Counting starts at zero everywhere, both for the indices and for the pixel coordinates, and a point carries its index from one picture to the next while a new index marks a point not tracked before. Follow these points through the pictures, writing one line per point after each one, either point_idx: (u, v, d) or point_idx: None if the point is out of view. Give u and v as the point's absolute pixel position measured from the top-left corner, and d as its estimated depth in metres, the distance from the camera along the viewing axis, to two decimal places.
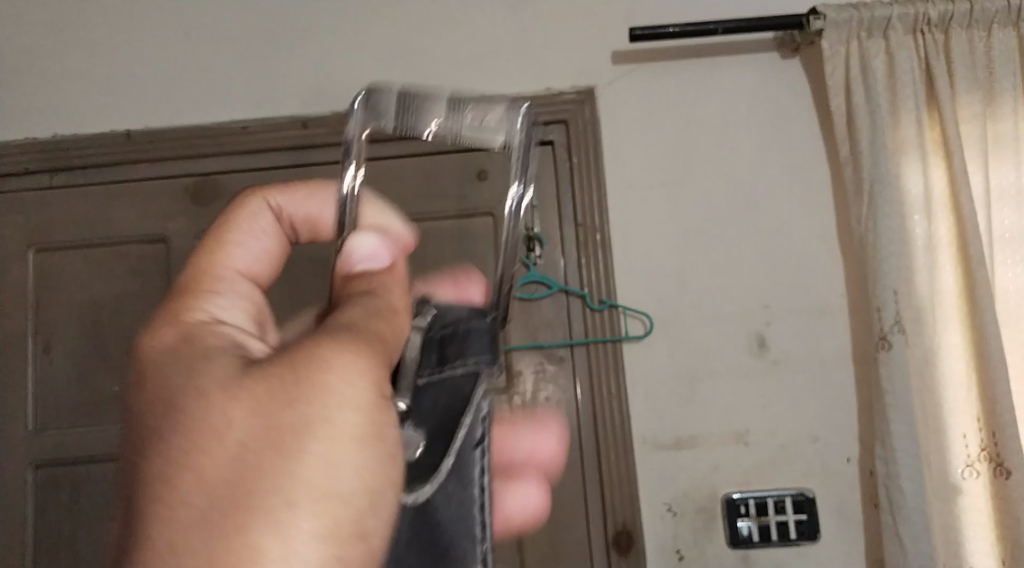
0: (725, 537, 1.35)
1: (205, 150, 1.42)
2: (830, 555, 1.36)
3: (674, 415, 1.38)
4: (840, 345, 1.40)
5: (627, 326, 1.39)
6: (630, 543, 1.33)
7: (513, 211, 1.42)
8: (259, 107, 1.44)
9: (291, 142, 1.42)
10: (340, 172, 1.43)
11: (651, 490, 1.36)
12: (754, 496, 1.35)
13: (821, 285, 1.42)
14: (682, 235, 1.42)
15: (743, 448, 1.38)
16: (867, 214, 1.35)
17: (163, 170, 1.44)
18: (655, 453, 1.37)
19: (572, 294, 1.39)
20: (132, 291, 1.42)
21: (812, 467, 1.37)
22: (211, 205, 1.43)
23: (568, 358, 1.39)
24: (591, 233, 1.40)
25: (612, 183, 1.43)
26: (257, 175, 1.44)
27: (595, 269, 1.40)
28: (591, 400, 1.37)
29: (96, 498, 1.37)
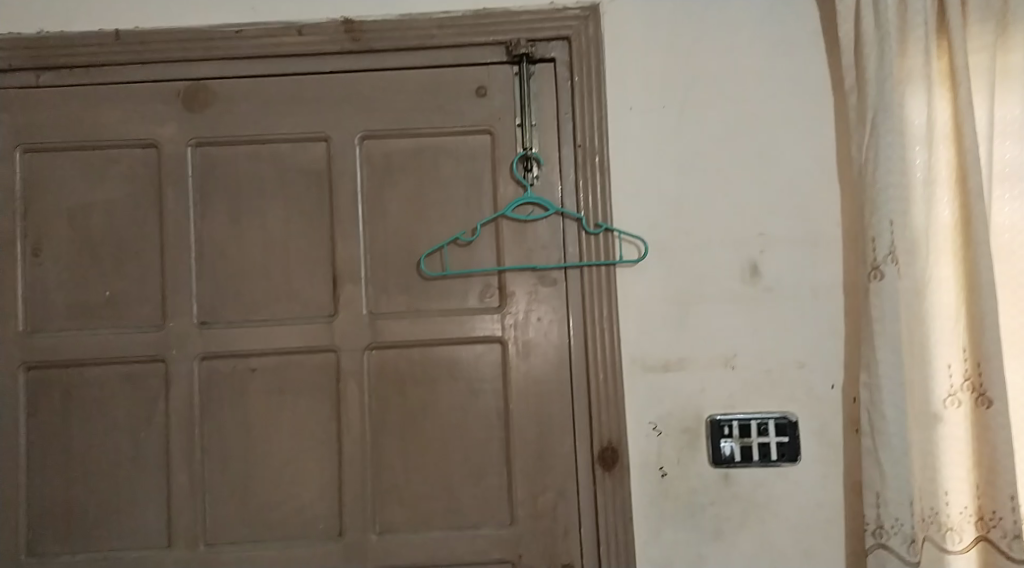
0: (707, 455, 1.39)
1: (197, 55, 1.38)
2: (809, 477, 1.39)
3: (665, 338, 1.40)
4: (832, 274, 1.41)
5: (621, 251, 1.39)
6: (615, 459, 1.36)
7: (511, 129, 1.39)
8: (252, 11, 1.39)
9: (285, 50, 1.38)
10: (336, 83, 1.39)
11: (637, 410, 1.39)
12: (738, 418, 1.39)
13: (817, 214, 1.41)
14: (682, 158, 1.41)
15: (730, 372, 1.40)
16: (868, 144, 1.35)
17: (153, 73, 1.40)
18: (644, 375, 1.39)
19: (568, 217, 1.38)
20: (124, 196, 1.39)
21: (796, 392, 1.40)
22: (203, 111, 1.39)
23: (561, 281, 1.38)
24: (590, 154, 1.39)
25: (614, 103, 1.41)
26: (250, 83, 1.39)
27: (592, 190, 1.39)
28: (582, 321, 1.38)
29: (89, 398, 1.37)
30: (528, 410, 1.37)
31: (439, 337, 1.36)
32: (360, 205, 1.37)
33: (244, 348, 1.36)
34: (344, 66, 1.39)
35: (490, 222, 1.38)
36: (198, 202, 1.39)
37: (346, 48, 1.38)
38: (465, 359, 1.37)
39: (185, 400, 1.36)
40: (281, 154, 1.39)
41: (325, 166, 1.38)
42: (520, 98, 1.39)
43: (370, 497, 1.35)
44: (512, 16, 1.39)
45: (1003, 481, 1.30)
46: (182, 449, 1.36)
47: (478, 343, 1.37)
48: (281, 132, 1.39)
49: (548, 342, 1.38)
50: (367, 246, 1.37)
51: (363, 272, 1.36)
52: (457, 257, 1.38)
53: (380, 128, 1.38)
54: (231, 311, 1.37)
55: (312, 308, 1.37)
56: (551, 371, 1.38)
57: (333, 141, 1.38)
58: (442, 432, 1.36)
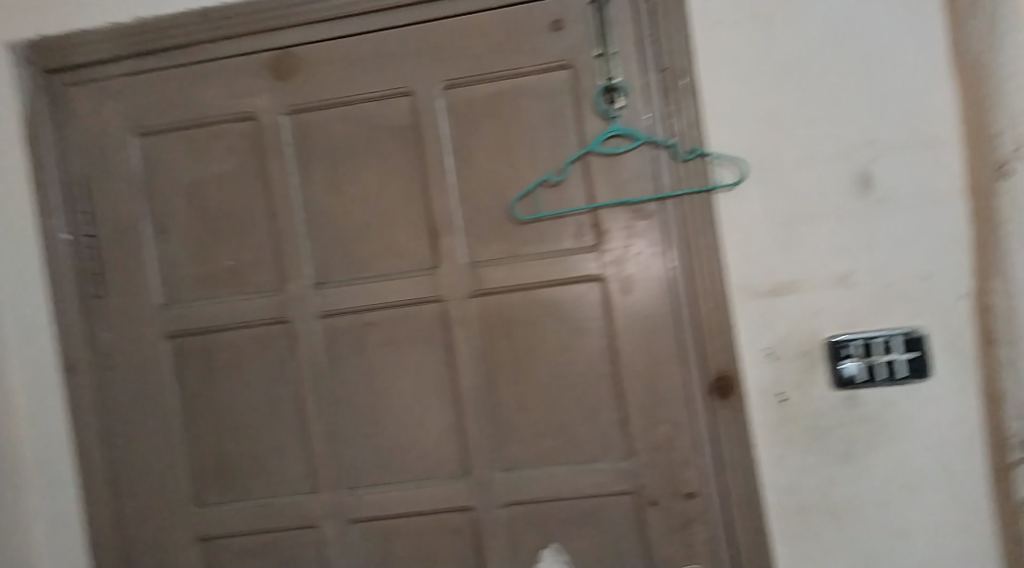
0: (828, 380, 1.34)
1: (280, 24, 1.41)
2: (940, 394, 1.32)
3: (774, 261, 1.34)
4: (954, 177, 1.29)
5: (719, 175, 1.33)
6: (729, 388, 1.34)
7: (592, 61, 1.34)
8: None
9: (361, 8, 1.38)
10: (412, 35, 1.38)
11: (750, 337, 1.35)
12: (861, 336, 1.32)
13: (934, 112, 1.29)
14: (779, 67, 1.31)
15: (847, 291, 1.33)
16: (993, 26, 1.21)
17: (242, 46, 1.44)
18: (752, 301, 1.34)
19: (660, 145, 1.33)
20: (231, 170, 1.46)
21: (923, 305, 1.31)
22: (291, 79, 1.43)
23: (657, 213, 1.34)
24: (679, 75, 1.32)
25: (699, 17, 1.32)
26: (331, 45, 1.41)
27: (684, 113, 1.32)
28: (684, 251, 1.34)
29: (227, 361, 1.48)
30: (636, 346, 1.37)
31: (539, 280, 1.36)
32: (449, 155, 1.38)
33: (356, 305, 1.42)
34: (419, 16, 1.38)
35: (579, 158, 1.35)
36: (299, 169, 1.44)
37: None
38: (567, 300, 1.37)
39: (310, 358, 1.45)
40: (369, 113, 1.41)
41: (411, 121, 1.39)
42: (598, 28, 1.34)
43: (488, 438, 1.41)
44: None
45: None
46: (314, 403, 1.45)
47: (578, 284, 1.37)
48: (365, 91, 1.40)
49: (650, 276, 1.35)
50: (460, 196, 1.38)
51: (458, 222, 1.38)
52: (548, 198, 1.36)
53: (460, 75, 1.37)
54: (340, 270, 1.43)
55: (414, 262, 1.40)
56: (656, 305, 1.36)
57: (416, 95, 1.38)
58: (550, 372, 1.38)
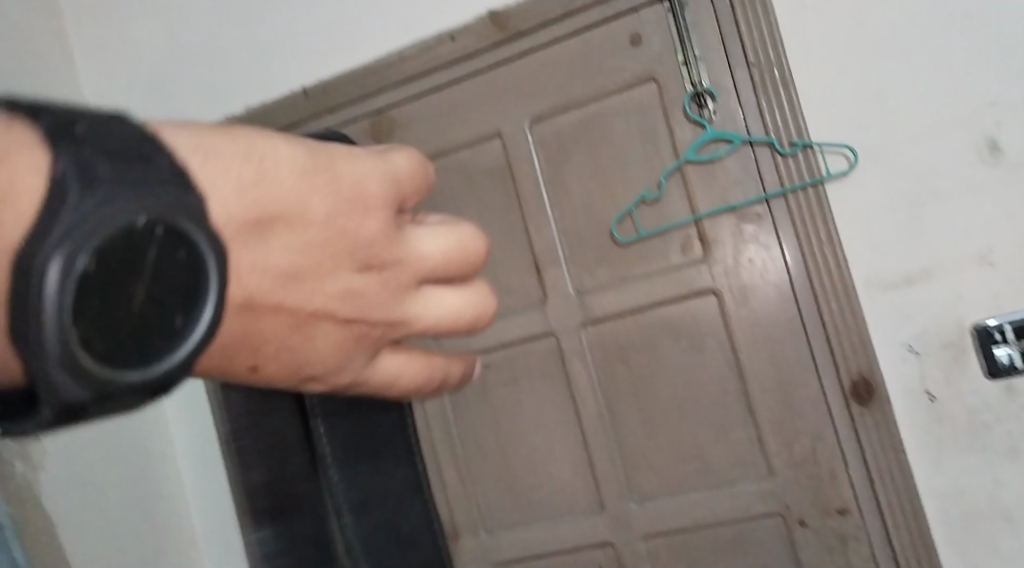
0: (982, 367, 1.22)
1: (372, 89, 1.47)
2: None
3: (901, 248, 1.25)
4: None
5: (828, 165, 1.26)
6: (870, 390, 1.25)
7: (676, 69, 1.31)
8: (406, 33, 1.45)
9: (444, 60, 1.42)
10: (496, 78, 1.41)
11: (886, 333, 1.26)
12: (1011, 320, 1.19)
13: None
14: (876, 45, 1.25)
15: (990, 270, 1.22)
16: None
17: (341, 116, 1.51)
18: (884, 294, 1.26)
19: (758, 143, 1.28)
20: None
21: None
22: (389, 140, 1.49)
23: (766, 214, 1.29)
24: (767, 69, 1.28)
25: (784, 7, 1.27)
26: (422, 100, 1.46)
27: (779, 108, 1.27)
28: (798, 251, 1.28)
29: None
30: (761, 357, 1.30)
31: (652, 300, 1.33)
32: (545, 189, 1.39)
33: (475, 347, 1.45)
34: (500, 58, 1.40)
35: (675, 170, 1.32)
36: None
37: (497, 41, 1.39)
38: (684, 318, 1.33)
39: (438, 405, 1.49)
40: (465, 160, 1.44)
41: (504, 161, 1.42)
42: (679, 35, 1.30)
43: (621, 468, 1.37)
44: None
45: None
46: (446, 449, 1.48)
47: (693, 298, 1.33)
48: (459, 138, 1.44)
49: (767, 281, 1.30)
50: (561, 227, 1.38)
51: (562, 252, 1.38)
52: (648, 216, 1.34)
53: (547, 107, 1.38)
54: None
55: (524, 298, 1.41)
56: (776, 311, 1.30)
57: (506, 135, 1.41)
58: (676, 393, 1.34)
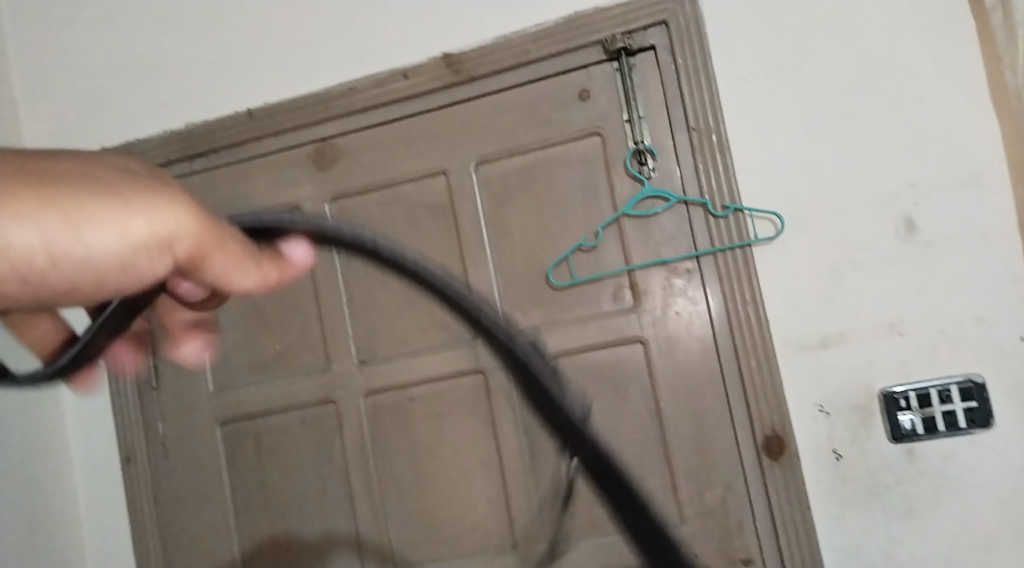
0: (886, 432, 1.30)
1: (321, 116, 1.49)
2: (1005, 443, 1.27)
3: (818, 313, 1.32)
4: (1002, 216, 1.28)
5: (756, 229, 1.34)
6: (781, 446, 1.31)
7: (620, 126, 1.37)
8: (361, 66, 1.48)
9: (395, 95, 1.45)
10: (448, 118, 1.44)
11: (799, 393, 1.32)
12: (915, 388, 1.29)
13: (975, 151, 1.29)
14: (807, 121, 1.34)
15: (898, 339, 1.30)
16: None
17: (287, 141, 1.52)
18: (800, 354, 1.32)
19: (692, 203, 1.34)
20: None
21: (979, 350, 1.28)
22: (333, 168, 1.49)
23: (695, 270, 1.34)
24: (706, 134, 1.34)
25: (725, 78, 1.36)
26: (369, 132, 1.48)
27: (714, 172, 1.34)
28: (724, 310, 1.33)
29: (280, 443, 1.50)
30: (681, 407, 1.35)
31: (583, 345, 1.37)
32: (485, 229, 1.42)
33: (401, 379, 1.44)
34: (451, 100, 1.44)
35: (612, 222, 1.37)
36: (342, 252, 1.47)
37: (449, 82, 1.43)
38: (612, 364, 1.37)
39: (358, 436, 1.46)
40: (407, 195, 1.46)
41: (446, 198, 1.44)
42: (624, 93, 1.37)
43: (538, 511, 1.39)
44: (605, 13, 1.37)
45: None
46: (363, 481, 1.46)
47: (621, 346, 1.37)
48: (404, 173, 1.46)
49: (692, 335, 1.35)
50: (498, 268, 1.41)
51: (496, 293, 1.41)
52: (583, 263, 1.38)
53: (492, 150, 1.42)
54: (383, 347, 1.45)
55: (456, 334, 1.43)
56: (698, 364, 1.34)
57: (451, 173, 1.44)
58: (598, 439, 1.37)
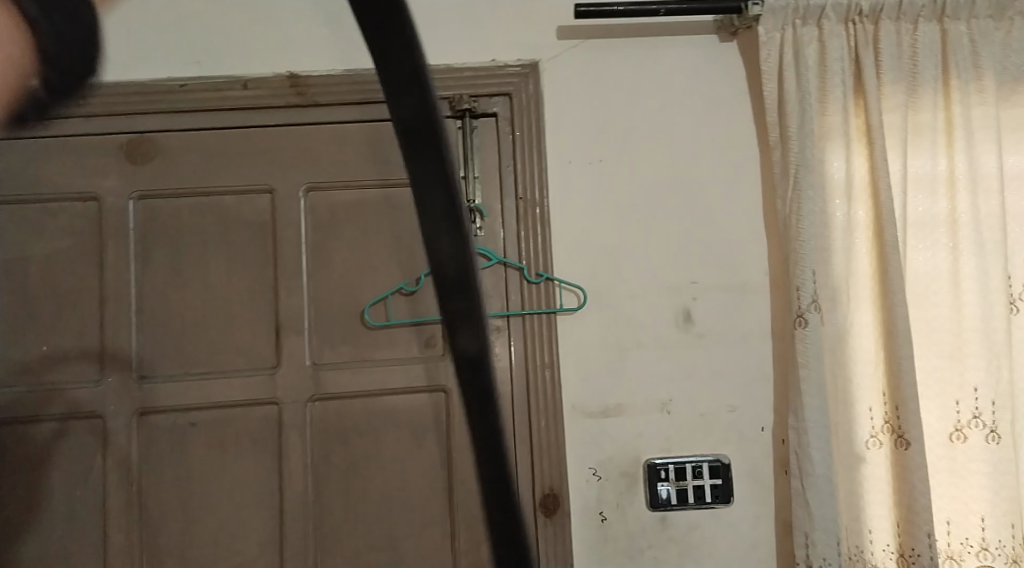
0: (645, 499, 1.43)
1: (140, 107, 1.40)
2: (740, 519, 1.45)
3: (603, 385, 1.44)
4: (760, 320, 1.48)
5: (562, 299, 1.44)
6: (557, 504, 1.40)
7: (454, 182, 1.45)
8: (196, 65, 1.41)
9: (228, 103, 1.41)
10: (282, 136, 1.42)
11: (578, 456, 1.42)
12: (674, 461, 1.43)
13: (747, 262, 1.49)
14: (617, 210, 1.48)
15: (666, 416, 1.45)
16: (792, 198, 1.43)
17: (96, 126, 1.41)
18: (583, 420, 1.43)
19: (510, 266, 1.44)
20: (63, 249, 1.40)
21: (729, 435, 1.46)
22: (145, 164, 1.41)
23: (504, 328, 1.44)
24: (530, 206, 1.45)
25: (552, 158, 1.47)
26: (191, 135, 1.42)
27: (533, 240, 1.44)
28: (524, 368, 1.43)
29: (35, 452, 1.37)
30: (471, 460, 1.39)
31: (385, 387, 1.38)
32: (305, 257, 1.41)
33: (189, 399, 1.38)
34: (286, 119, 1.42)
35: (433, 272, 1.41)
36: (139, 255, 1.41)
37: (289, 101, 1.41)
38: (409, 409, 1.39)
39: (123, 461, 1.38)
40: (227, 207, 1.41)
41: (268, 216, 1.41)
42: (462, 152, 1.46)
43: (312, 550, 1.36)
44: (455, 73, 1.46)
45: (922, 519, 1.39)
46: (123, 506, 1.37)
47: (424, 394, 1.39)
48: (226, 184, 1.41)
49: None
50: (313, 297, 1.40)
51: (306, 323, 1.40)
52: (401, 306, 1.40)
53: (324, 179, 1.42)
54: (171, 364, 1.39)
55: (255, 360, 1.39)
56: None
57: (276, 193, 1.42)
58: (384, 484, 1.38)
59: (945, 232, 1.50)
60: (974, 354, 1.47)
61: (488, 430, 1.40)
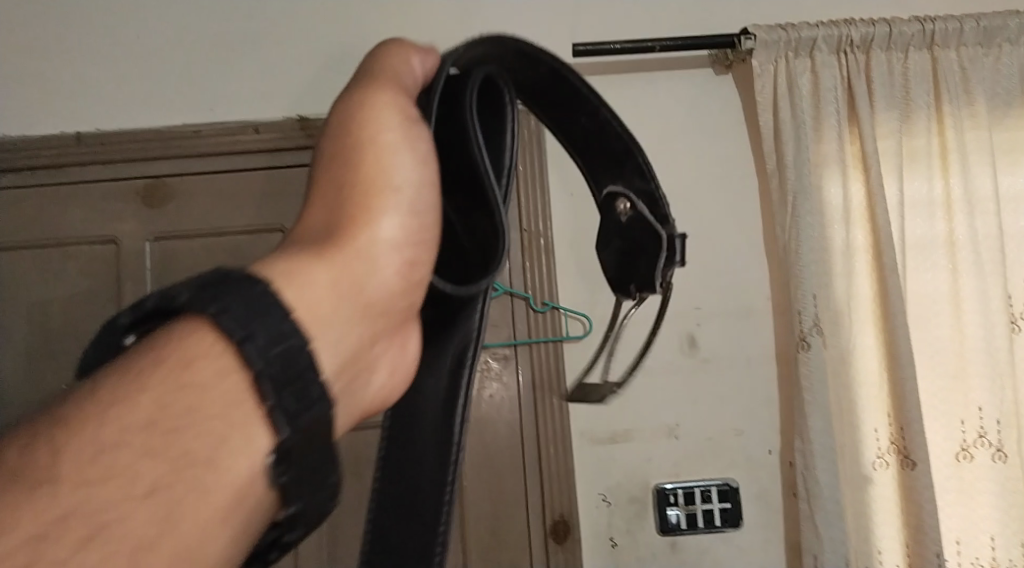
0: (655, 524, 1.44)
1: (157, 153, 1.50)
2: (750, 542, 1.46)
3: (611, 411, 1.47)
4: (764, 345, 1.51)
5: (568, 327, 1.47)
6: (567, 530, 1.42)
7: None
8: (211, 111, 1.51)
9: (241, 146, 1.50)
10: (292, 176, 1.52)
11: (588, 482, 1.45)
12: (682, 486, 1.45)
13: (749, 288, 1.52)
14: None
15: (674, 441, 1.47)
16: (791, 225, 1.47)
17: (114, 173, 1.51)
18: (592, 446, 1.46)
19: (516, 296, 1.48)
20: (83, 290, 1.50)
21: (737, 458, 1.48)
22: (161, 207, 1.51)
23: (511, 357, 1.47)
24: (535, 237, 1.49)
25: (556, 189, 1.51)
26: (205, 178, 1.52)
27: (538, 271, 1.48)
28: (533, 399, 1.46)
29: None
30: (482, 486, 1.45)
31: None
32: None
33: None
34: (297, 160, 1.51)
35: None
36: None
37: (299, 143, 1.50)
38: None
39: None
40: (240, 245, 1.50)
41: None
42: None
43: None
44: None
45: (930, 539, 1.39)
46: None
47: None
48: (241, 224, 1.51)
49: (500, 418, 1.46)
50: None
51: None
52: None
53: None
54: None
55: None
56: (502, 444, 1.45)
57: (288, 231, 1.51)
58: None
59: (945, 254, 1.53)
60: (977, 374, 1.48)
61: (496, 459, 1.45)
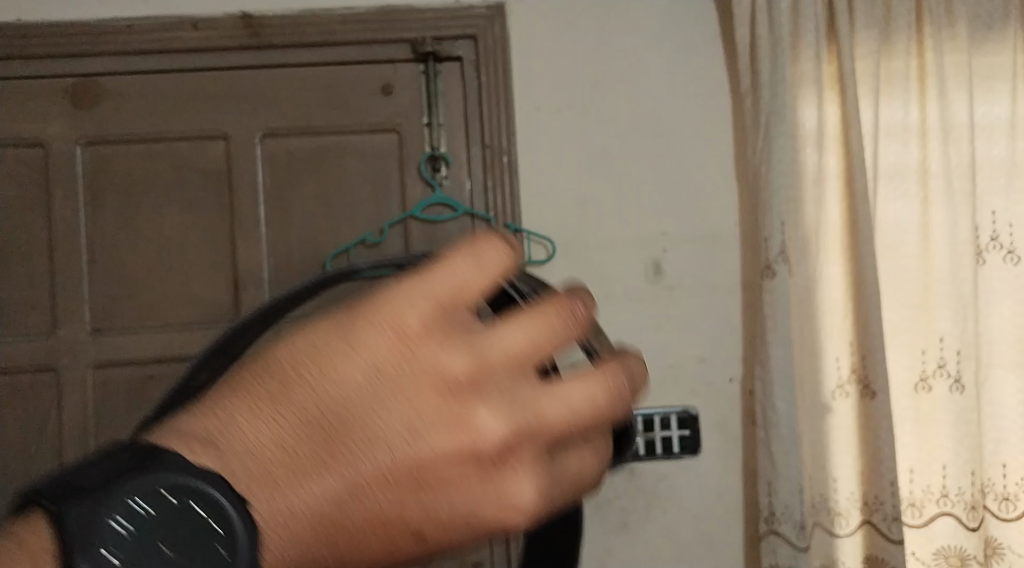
0: None
1: (85, 48, 1.37)
2: (706, 470, 1.45)
3: None
4: (730, 271, 1.47)
5: (530, 251, 1.43)
6: None
7: (418, 128, 1.43)
8: (145, 4, 1.39)
9: (180, 45, 1.39)
10: (236, 80, 1.41)
11: None
12: (643, 413, 1.44)
13: (717, 213, 1.47)
14: (588, 160, 1.44)
15: None
16: (762, 147, 1.41)
17: (38, 69, 1.39)
18: None
19: (477, 217, 1.42)
20: (9, 197, 1.39)
21: (698, 387, 1.45)
22: (92, 108, 1.39)
23: None
24: (499, 156, 1.42)
25: (520, 104, 1.43)
26: (140, 79, 1.40)
27: (501, 188, 1.42)
28: None
29: None
30: None
31: None
32: (264, 208, 1.40)
33: (144, 353, 1.37)
34: (240, 62, 1.40)
35: (398, 222, 1.41)
36: (88, 204, 1.39)
37: (243, 43, 1.39)
38: None
39: (79, 419, 1.37)
40: (181, 153, 1.40)
41: (224, 164, 1.41)
42: (427, 97, 1.43)
43: None
44: (418, 13, 1.41)
45: (886, 468, 1.40)
46: None
47: None
48: (180, 130, 1.40)
49: None
50: (272, 250, 1.40)
51: (266, 276, 1.39)
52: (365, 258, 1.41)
53: (280, 124, 1.41)
54: (124, 316, 1.38)
55: (213, 311, 1.39)
56: None
57: (232, 140, 1.40)
58: None
59: (916, 182, 1.49)
60: (941, 304, 1.47)
61: None
